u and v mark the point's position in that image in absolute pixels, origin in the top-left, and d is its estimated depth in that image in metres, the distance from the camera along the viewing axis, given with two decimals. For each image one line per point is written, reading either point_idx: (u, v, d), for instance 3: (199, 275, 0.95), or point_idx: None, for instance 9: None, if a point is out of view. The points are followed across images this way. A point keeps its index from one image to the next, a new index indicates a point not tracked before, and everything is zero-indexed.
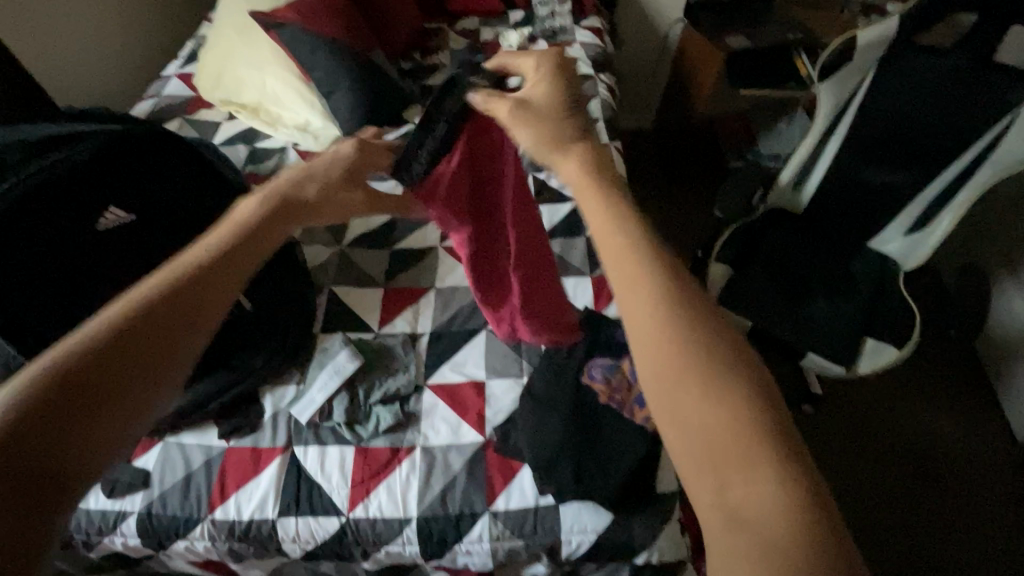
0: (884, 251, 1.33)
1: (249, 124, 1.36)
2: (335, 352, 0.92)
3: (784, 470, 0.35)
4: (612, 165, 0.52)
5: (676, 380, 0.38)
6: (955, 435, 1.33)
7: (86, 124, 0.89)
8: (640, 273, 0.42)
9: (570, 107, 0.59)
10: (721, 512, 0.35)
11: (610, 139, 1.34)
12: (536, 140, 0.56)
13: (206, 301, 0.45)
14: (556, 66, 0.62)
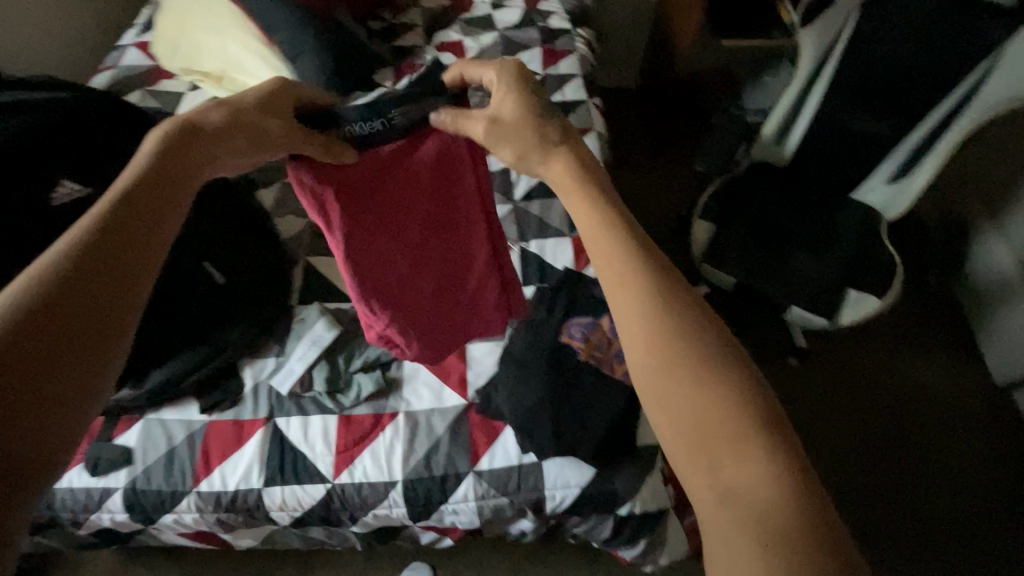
0: (865, 202, 1.32)
1: (212, 93, 1.30)
2: (313, 322, 0.91)
3: (771, 446, 0.36)
4: (597, 166, 0.54)
5: (667, 371, 0.39)
6: (934, 381, 1.36)
7: (29, 93, 0.85)
8: (629, 271, 0.43)
9: (543, 114, 0.56)
10: (714, 491, 0.36)
11: (588, 96, 1.30)
12: (518, 156, 0.55)
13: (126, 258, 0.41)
14: (519, 70, 0.58)
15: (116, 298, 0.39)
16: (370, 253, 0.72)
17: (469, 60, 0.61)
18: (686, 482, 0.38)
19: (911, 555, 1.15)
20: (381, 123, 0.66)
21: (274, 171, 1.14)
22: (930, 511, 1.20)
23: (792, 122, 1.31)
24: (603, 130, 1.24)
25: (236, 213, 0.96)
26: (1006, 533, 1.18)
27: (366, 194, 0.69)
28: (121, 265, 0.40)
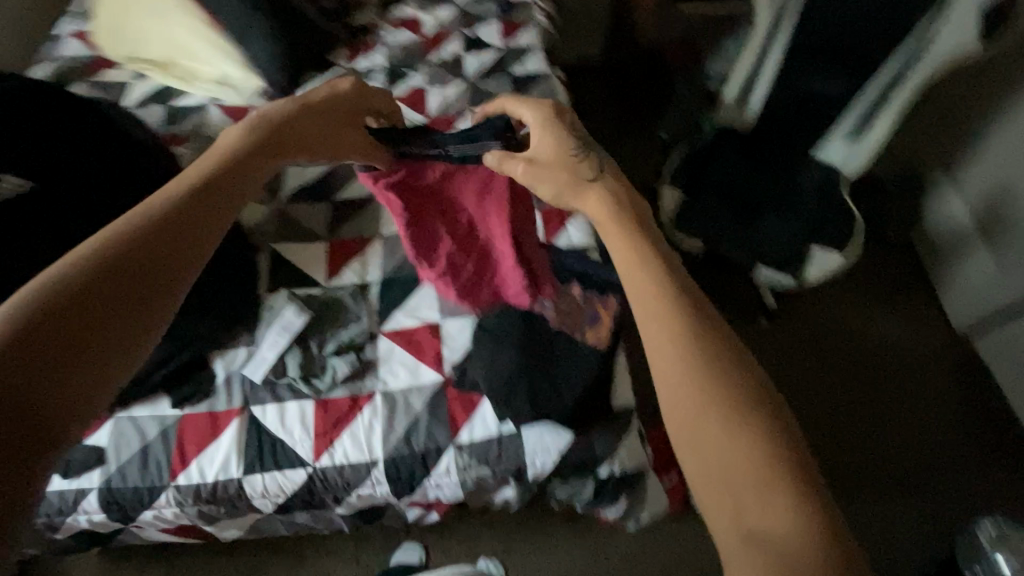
0: (827, 161, 1.33)
1: (160, 82, 1.25)
2: (282, 309, 0.89)
3: (797, 489, 0.36)
4: (633, 201, 0.57)
5: (695, 408, 0.39)
6: (897, 331, 1.42)
7: None
8: (657, 302, 0.44)
9: (577, 154, 0.66)
10: (736, 528, 0.35)
11: (550, 68, 1.29)
12: (555, 192, 0.64)
13: (160, 272, 0.44)
14: (558, 124, 0.72)
15: (168, 271, 0.45)
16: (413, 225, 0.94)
17: (518, 102, 0.77)
18: (710, 520, 0.38)
19: (875, 495, 1.23)
20: (440, 150, 0.92)
21: None
22: (892, 453, 1.28)
23: (752, 86, 1.34)
24: (567, 101, 1.24)
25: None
26: (964, 469, 1.25)
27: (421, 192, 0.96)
28: (154, 280, 0.44)
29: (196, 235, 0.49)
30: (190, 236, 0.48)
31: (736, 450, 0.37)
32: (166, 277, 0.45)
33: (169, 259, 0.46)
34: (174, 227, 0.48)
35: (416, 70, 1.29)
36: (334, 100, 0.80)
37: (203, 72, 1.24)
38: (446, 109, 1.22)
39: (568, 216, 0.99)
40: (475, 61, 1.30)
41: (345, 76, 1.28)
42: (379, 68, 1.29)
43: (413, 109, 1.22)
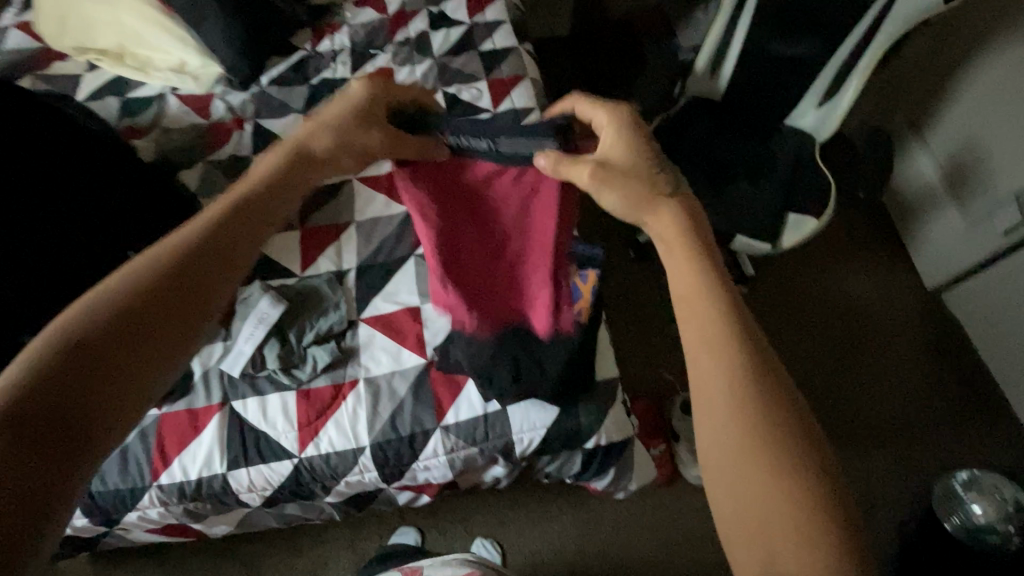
0: (800, 127, 1.35)
1: (112, 73, 1.19)
2: (256, 301, 0.87)
3: (835, 538, 0.40)
4: (705, 226, 0.56)
5: (740, 449, 0.43)
6: (871, 291, 1.45)
7: None
8: (722, 341, 0.46)
9: (656, 166, 0.61)
10: (766, 565, 0.40)
11: (519, 42, 1.26)
12: (628, 206, 0.59)
13: (190, 289, 0.47)
14: (633, 126, 0.65)
15: (199, 297, 0.47)
16: (450, 238, 0.83)
17: (582, 97, 0.69)
18: (737, 551, 0.42)
19: (850, 450, 1.29)
20: (487, 143, 0.79)
21: (196, 151, 1.08)
22: (868, 409, 1.33)
23: (722, 55, 1.34)
24: (538, 76, 1.22)
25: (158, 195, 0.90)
26: (937, 419, 1.30)
27: (454, 200, 0.85)
28: (181, 299, 0.46)
29: (228, 257, 0.51)
30: (222, 257, 0.50)
31: (766, 487, 0.41)
32: (194, 296, 0.47)
33: (202, 279, 0.48)
34: (212, 248, 0.50)
35: (382, 50, 1.25)
36: (347, 101, 0.70)
37: (157, 59, 1.18)
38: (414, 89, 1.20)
39: None
40: (442, 38, 1.26)
41: (308, 59, 1.24)
42: (343, 49, 1.25)
43: None
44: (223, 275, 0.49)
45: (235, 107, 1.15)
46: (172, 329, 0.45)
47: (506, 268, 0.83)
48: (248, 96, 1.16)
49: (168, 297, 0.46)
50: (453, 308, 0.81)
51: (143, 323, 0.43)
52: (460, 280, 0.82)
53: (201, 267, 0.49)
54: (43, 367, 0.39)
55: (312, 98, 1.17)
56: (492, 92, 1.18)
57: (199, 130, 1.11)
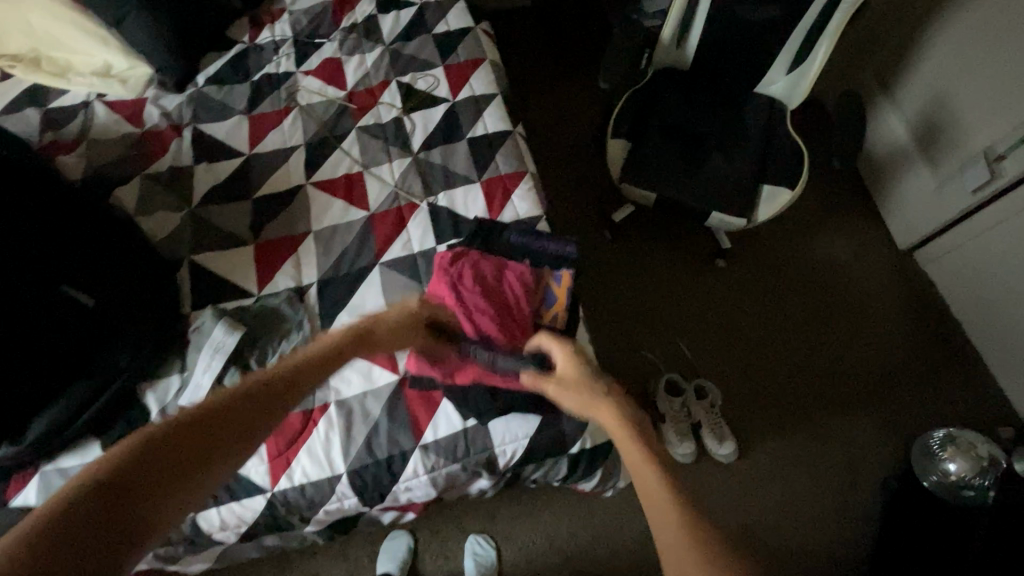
0: (770, 94, 1.34)
1: (27, 80, 1.08)
2: (210, 329, 0.81)
3: None
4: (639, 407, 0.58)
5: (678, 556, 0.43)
6: (848, 255, 1.45)
7: None
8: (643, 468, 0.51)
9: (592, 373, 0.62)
10: None
11: (475, 21, 1.19)
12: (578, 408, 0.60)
13: (228, 434, 0.48)
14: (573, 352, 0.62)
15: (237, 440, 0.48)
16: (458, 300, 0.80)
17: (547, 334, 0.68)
18: None
19: (829, 413, 1.29)
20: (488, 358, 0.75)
21: (130, 165, 1.00)
22: (843, 371, 1.34)
23: (689, 23, 1.29)
24: (497, 57, 1.16)
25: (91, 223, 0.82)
26: (912, 378, 1.32)
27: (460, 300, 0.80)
28: (219, 444, 0.47)
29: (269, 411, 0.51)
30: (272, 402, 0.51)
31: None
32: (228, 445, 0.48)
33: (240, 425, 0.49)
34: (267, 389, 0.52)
35: (328, 38, 1.16)
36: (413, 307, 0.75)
37: (77, 63, 1.08)
38: (366, 80, 1.11)
39: (513, 186, 0.98)
40: (392, 21, 1.18)
41: (248, 53, 1.14)
42: (285, 38, 1.16)
43: (329, 83, 1.10)
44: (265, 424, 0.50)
45: (171, 112, 1.05)
46: (195, 476, 0.45)
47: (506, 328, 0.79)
48: (184, 99, 1.07)
49: (210, 435, 0.47)
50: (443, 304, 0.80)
51: (189, 452, 0.46)
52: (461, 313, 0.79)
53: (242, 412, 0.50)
54: (102, 480, 0.42)
55: (256, 97, 1.08)
56: (449, 78, 1.11)
57: (132, 141, 1.02)
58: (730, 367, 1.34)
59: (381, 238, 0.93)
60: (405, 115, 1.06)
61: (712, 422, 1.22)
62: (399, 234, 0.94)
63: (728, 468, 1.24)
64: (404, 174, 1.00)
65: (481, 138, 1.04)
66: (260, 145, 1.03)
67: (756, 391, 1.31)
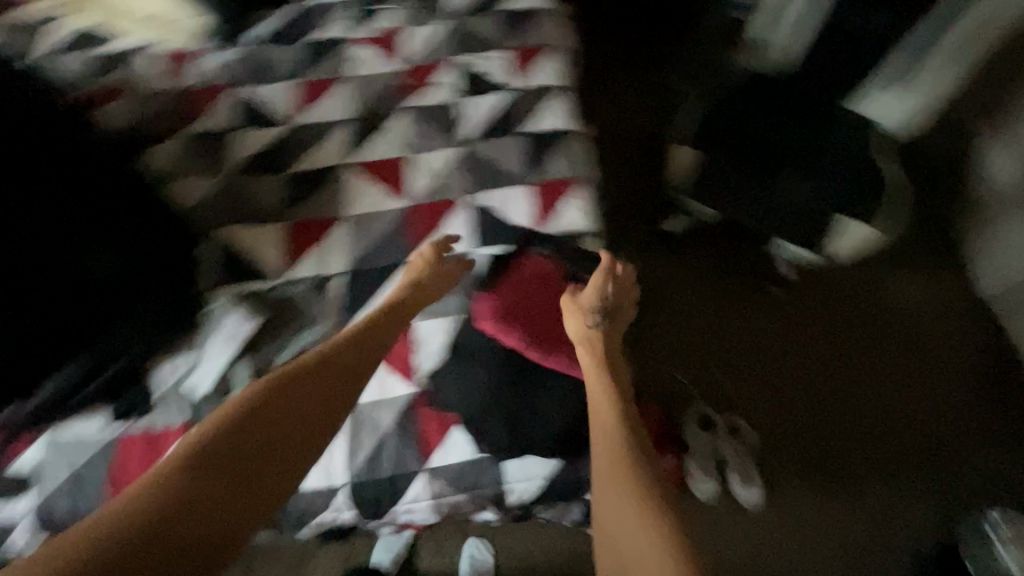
0: (860, 113, 1.08)
1: (83, 23, 1.05)
2: (221, 316, 0.79)
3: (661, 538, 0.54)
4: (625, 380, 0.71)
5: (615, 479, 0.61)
6: (918, 304, 1.29)
7: None
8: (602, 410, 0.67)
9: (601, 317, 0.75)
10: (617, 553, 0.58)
11: (544, 3, 1.10)
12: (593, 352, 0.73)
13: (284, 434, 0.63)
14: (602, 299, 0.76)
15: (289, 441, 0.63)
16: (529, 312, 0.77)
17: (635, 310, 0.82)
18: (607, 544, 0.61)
19: (869, 470, 1.17)
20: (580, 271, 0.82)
21: (169, 121, 0.95)
22: (892, 428, 1.20)
23: None
24: (562, 45, 1.07)
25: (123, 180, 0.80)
26: (971, 452, 1.17)
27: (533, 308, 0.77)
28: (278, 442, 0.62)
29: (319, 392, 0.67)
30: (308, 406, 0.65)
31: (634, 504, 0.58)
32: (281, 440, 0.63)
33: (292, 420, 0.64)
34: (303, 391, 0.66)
35: (389, 7, 1.10)
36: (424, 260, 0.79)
37: (132, 9, 1.04)
38: (421, 57, 1.04)
39: (564, 193, 0.91)
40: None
41: (305, 15, 1.09)
42: (345, 3, 1.11)
43: (383, 55, 1.04)
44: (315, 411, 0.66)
45: (216, 70, 1.01)
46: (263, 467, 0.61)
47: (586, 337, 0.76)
48: (234, 56, 1.03)
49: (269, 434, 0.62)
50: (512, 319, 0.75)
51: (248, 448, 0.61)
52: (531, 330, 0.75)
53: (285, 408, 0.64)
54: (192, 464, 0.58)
55: (306, 62, 1.03)
56: (511, 64, 1.03)
57: (174, 95, 0.97)
58: (765, 405, 1.22)
59: (417, 232, 0.87)
60: (457, 100, 0.99)
61: (739, 460, 1.12)
62: (437, 229, 0.88)
63: (750, 517, 1.14)
64: (448, 165, 0.93)
65: (536, 134, 0.96)
66: (307, 112, 0.98)
67: (792, 436, 1.20)
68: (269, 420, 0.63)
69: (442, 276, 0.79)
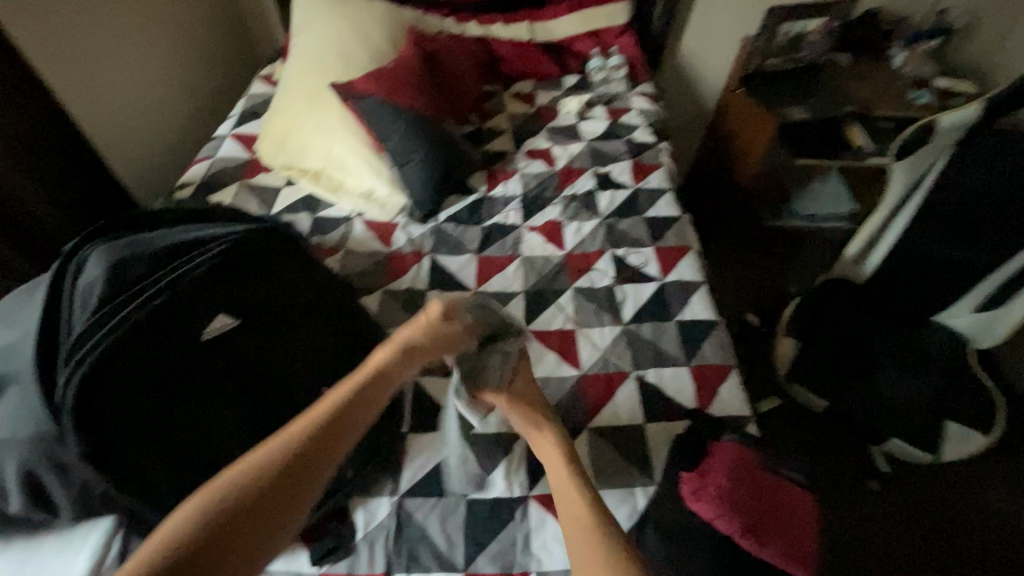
0: (951, 325, 1.36)
1: (308, 191, 1.30)
2: (424, 464, 0.86)
3: None
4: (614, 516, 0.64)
5: None
6: (1015, 507, 1.36)
7: (209, 227, 0.81)
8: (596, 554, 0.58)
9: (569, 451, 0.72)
10: None
11: (681, 212, 1.32)
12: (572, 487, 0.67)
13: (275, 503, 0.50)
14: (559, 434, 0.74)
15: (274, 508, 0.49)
16: (738, 494, 0.75)
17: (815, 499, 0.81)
18: None
19: None
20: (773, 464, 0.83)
21: (375, 279, 1.13)
22: None
23: (873, 243, 1.42)
24: (699, 247, 1.25)
25: (364, 319, 0.86)
26: None
27: (745, 486, 0.77)
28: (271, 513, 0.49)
29: (312, 464, 0.53)
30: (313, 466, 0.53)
31: None
32: (267, 522, 0.48)
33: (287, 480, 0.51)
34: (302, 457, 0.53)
35: (552, 201, 1.32)
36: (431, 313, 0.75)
37: (349, 184, 1.27)
38: (582, 245, 1.23)
39: (721, 380, 0.99)
40: (609, 198, 1.34)
41: (482, 201, 1.31)
42: (515, 195, 1.33)
43: (550, 241, 1.23)
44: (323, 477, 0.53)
45: (415, 239, 1.21)
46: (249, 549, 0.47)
47: (786, 532, 0.74)
48: (427, 230, 1.23)
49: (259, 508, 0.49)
50: (723, 496, 0.75)
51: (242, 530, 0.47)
52: (742, 512, 0.73)
53: (281, 483, 0.50)
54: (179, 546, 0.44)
55: (486, 240, 1.22)
56: (660, 259, 1.20)
57: (380, 258, 1.17)
58: None
59: (592, 400, 0.95)
60: (618, 285, 1.15)
61: None
62: (608, 400, 0.95)
63: None
64: (614, 342, 1.04)
65: (689, 322, 1.09)
66: (486, 284, 1.14)
67: None
68: (253, 508, 0.48)
69: (440, 338, 0.73)
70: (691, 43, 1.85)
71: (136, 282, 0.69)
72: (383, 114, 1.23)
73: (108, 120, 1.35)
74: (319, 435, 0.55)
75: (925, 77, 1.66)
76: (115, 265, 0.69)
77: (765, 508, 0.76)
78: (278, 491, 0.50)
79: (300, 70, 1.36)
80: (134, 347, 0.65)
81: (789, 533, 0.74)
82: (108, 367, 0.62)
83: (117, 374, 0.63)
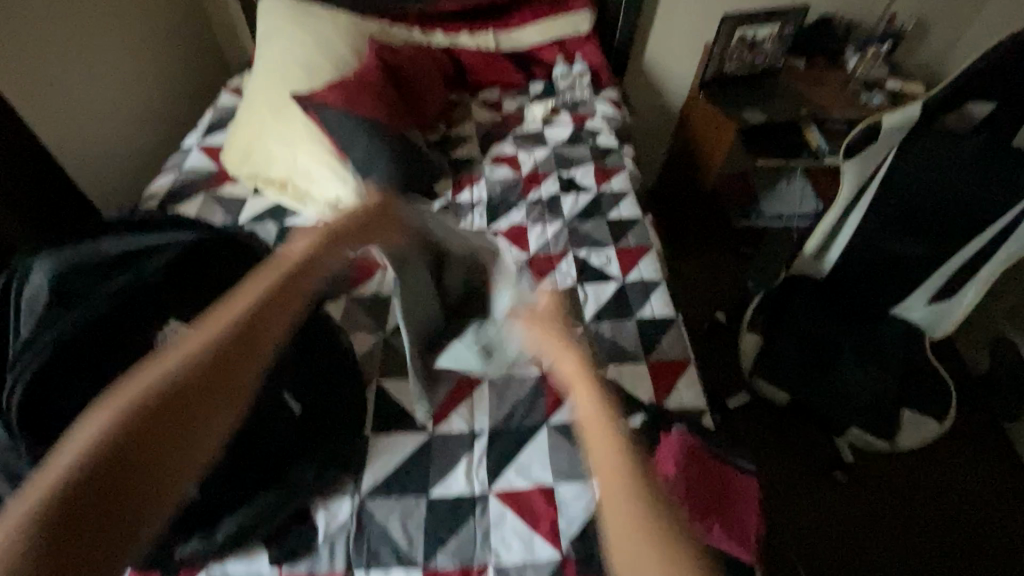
0: (907, 319, 1.42)
1: (275, 201, 1.31)
2: (385, 465, 0.87)
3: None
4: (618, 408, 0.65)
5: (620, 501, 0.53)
6: (974, 489, 1.40)
7: (157, 234, 0.83)
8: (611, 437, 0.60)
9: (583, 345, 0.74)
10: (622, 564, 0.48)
11: (643, 214, 1.35)
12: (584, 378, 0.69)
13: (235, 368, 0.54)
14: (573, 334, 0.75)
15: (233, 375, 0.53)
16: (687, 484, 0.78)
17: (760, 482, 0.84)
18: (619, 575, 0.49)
19: None
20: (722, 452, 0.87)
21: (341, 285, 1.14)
22: None
23: (829, 241, 1.45)
24: (660, 246, 1.28)
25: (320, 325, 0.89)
26: None
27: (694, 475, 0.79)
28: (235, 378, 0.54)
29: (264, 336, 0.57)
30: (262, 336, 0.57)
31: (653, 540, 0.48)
32: (217, 397, 0.52)
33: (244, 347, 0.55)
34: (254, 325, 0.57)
35: (517, 206, 1.35)
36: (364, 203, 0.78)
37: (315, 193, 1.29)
38: (546, 247, 1.26)
39: (678, 375, 1.02)
40: (573, 202, 1.37)
41: (448, 207, 1.34)
42: (481, 201, 1.36)
43: (514, 244, 1.26)
44: (267, 344, 0.57)
45: None
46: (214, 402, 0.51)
47: (733, 517, 0.77)
48: None
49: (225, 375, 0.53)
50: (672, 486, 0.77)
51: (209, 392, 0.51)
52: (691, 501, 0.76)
53: (238, 350, 0.55)
54: (148, 403, 0.48)
55: None
56: (621, 260, 1.23)
57: None
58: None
59: (553, 397, 0.97)
60: (580, 286, 1.18)
61: None
62: (568, 397, 0.97)
63: None
64: None
65: (649, 320, 1.12)
66: None
67: None
68: (198, 387, 0.51)
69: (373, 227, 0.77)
70: (654, 51, 1.90)
71: (83, 292, 0.73)
72: (347, 123, 1.25)
73: (73, 136, 1.36)
74: (256, 322, 0.57)
75: (877, 78, 1.73)
76: (60, 279, 0.72)
77: (712, 496, 0.79)
78: (232, 358, 0.54)
79: (264, 81, 1.37)
80: (78, 356, 0.68)
81: (734, 517, 0.77)
82: (52, 377, 0.65)
83: (62, 384, 0.66)
